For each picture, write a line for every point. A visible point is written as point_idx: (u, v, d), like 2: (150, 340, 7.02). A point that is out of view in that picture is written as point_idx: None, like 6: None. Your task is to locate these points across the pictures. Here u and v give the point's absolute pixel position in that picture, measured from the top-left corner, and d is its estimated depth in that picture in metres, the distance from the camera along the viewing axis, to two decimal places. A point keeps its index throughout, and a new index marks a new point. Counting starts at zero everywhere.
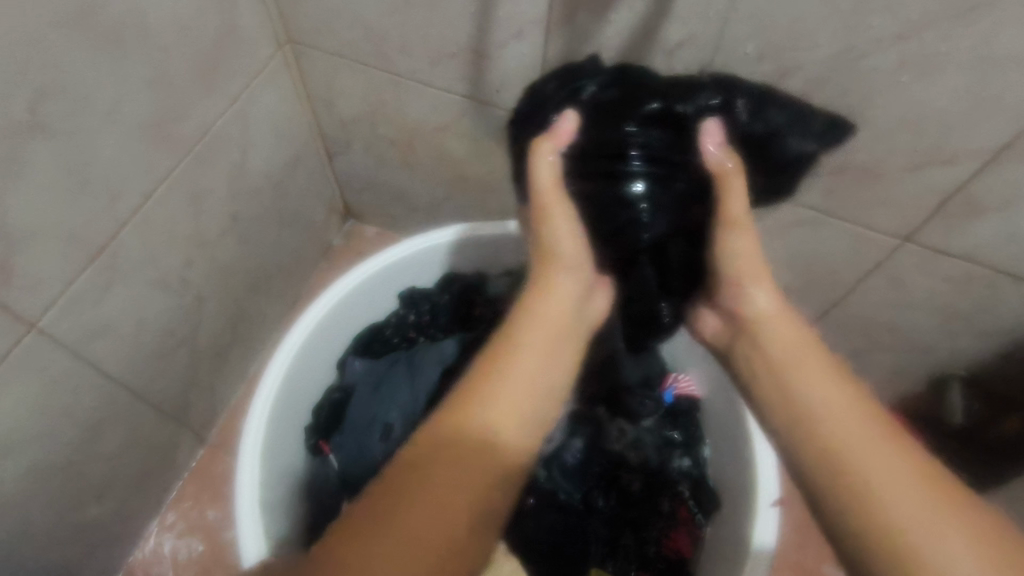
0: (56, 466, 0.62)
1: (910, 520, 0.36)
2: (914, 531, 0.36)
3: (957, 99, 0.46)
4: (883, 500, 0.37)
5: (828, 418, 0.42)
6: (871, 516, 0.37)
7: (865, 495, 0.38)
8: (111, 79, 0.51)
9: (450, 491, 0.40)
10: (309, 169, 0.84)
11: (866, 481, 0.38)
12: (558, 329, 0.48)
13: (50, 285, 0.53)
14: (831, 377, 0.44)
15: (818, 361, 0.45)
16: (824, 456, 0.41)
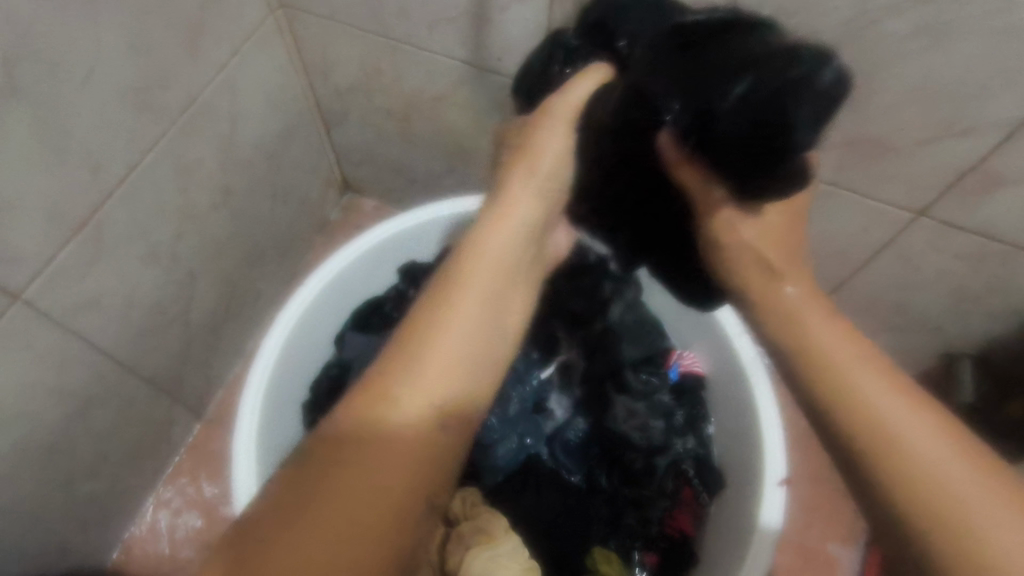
0: (48, 441, 0.61)
1: (961, 506, 0.34)
2: (967, 518, 0.33)
3: (979, 68, 0.44)
4: (938, 486, 0.34)
5: (855, 397, 0.38)
6: (919, 501, 0.35)
7: (913, 481, 0.35)
8: (88, 43, 0.48)
9: (366, 470, 0.38)
10: (305, 141, 0.82)
11: (906, 465, 0.35)
12: (497, 271, 0.47)
13: (33, 259, 0.52)
14: (851, 352, 0.40)
15: (834, 335, 0.41)
16: (862, 437, 0.37)
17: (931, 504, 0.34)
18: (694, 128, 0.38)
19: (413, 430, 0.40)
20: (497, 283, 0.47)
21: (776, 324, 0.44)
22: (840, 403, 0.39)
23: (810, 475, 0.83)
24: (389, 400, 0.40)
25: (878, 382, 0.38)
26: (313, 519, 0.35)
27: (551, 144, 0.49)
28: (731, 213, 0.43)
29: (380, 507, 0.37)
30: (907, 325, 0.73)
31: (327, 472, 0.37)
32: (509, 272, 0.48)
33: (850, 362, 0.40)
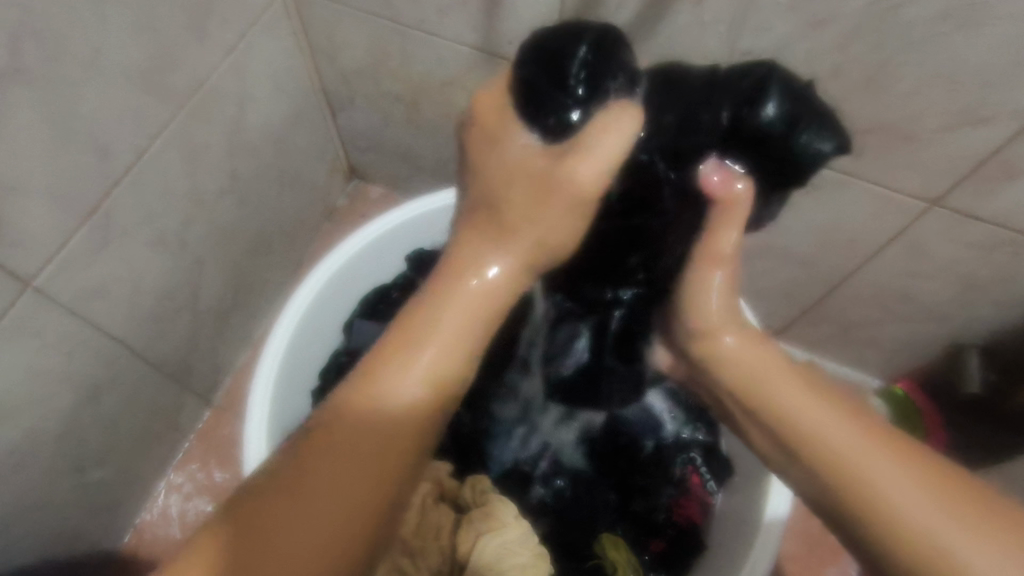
0: (59, 426, 0.62)
1: (922, 544, 0.35)
2: (927, 555, 0.35)
3: (998, 53, 0.44)
4: (899, 525, 0.36)
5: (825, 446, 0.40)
6: (903, 548, 0.36)
7: (885, 522, 0.37)
8: (94, 25, 0.48)
9: (321, 483, 0.38)
10: (312, 126, 0.81)
11: (873, 508, 0.37)
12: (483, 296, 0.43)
13: (44, 244, 0.52)
14: (826, 413, 0.42)
15: (805, 394, 0.43)
16: (842, 499, 0.39)
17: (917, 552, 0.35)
18: (759, 141, 0.44)
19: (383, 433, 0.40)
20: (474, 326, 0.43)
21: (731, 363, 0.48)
22: (819, 463, 0.40)
23: None
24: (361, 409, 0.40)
25: (852, 432, 0.40)
26: (267, 529, 0.37)
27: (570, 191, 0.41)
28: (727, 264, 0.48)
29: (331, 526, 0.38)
30: (918, 317, 0.72)
31: (288, 483, 0.38)
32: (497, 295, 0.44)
33: (819, 421, 0.42)
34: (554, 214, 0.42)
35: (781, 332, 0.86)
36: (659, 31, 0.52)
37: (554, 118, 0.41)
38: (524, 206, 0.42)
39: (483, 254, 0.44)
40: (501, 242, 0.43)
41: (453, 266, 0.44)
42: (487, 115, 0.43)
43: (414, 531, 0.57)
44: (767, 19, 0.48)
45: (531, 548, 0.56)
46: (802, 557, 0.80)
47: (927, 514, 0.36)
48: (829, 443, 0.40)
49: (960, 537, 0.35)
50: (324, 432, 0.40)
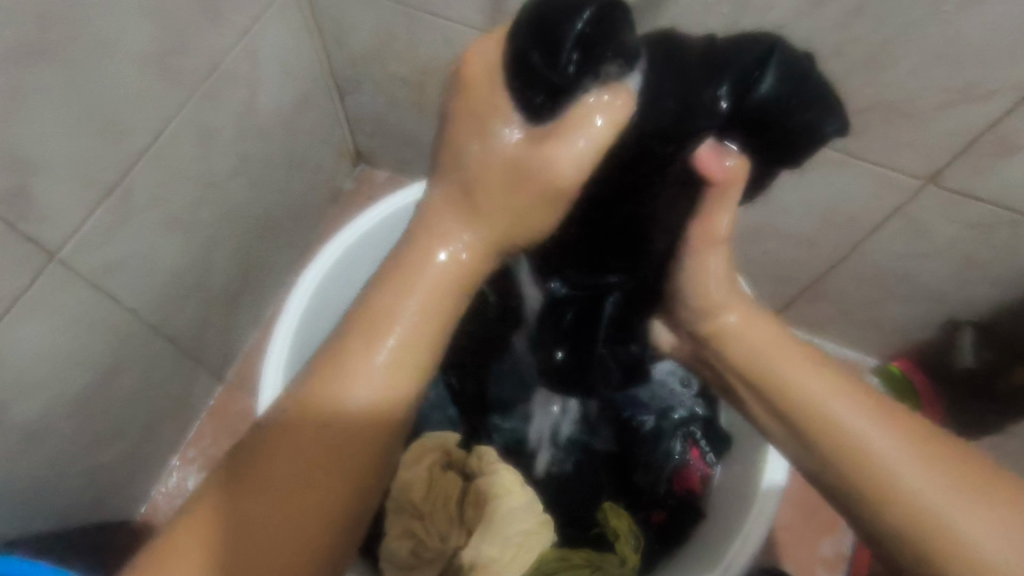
0: (79, 399, 0.63)
1: (927, 517, 0.38)
2: (931, 527, 0.38)
3: (992, 31, 0.45)
4: (906, 500, 0.39)
5: (833, 424, 0.42)
6: (903, 508, 0.39)
7: (891, 496, 0.39)
8: (116, 5, 0.49)
9: (286, 468, 0.41)
10: (320, 110, 0.83)
11: (880, 481, 0.40)
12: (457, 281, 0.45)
13: (67, 219, 0.53)
14: (834, 388, 0.44)
15: (810, 369, 0.45)
16: (849, 474, 0.41)
17: (918, 512, 0.39)
18: (756, 122, 0.45)
19: (352, 428, 0.42)
20: (445, 298, 0.45)
21: (734, 342, 0.50)
22: (821, 433, 0.43)
23: None
24: (331, 399, 0.42)
25: (851, 402, 0.43)
26: (235, 509, 0.40)
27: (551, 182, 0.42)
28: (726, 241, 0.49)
29: (291, 513, 0.40)
30: (914, 296, 0.74)
31: (259, 467, 0.41)
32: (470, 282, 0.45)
33: (826, 396, 0.44)
34: (530, 197, 0.43)
35: (780, 312, 0.87)
36: (662, 13, 0.54)
37: (542, 94, 0.42)
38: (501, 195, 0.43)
39: (451, 228, 0.45)
40: (470, 219, 0.44)
41: (419, 244, 0.45)
42: (476, 80, 0.43)
43: (423, 497, 0.58)
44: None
45: (536, 515, 0.58)
46: (799, 529, 0.82)
47: (924, 476, 0.39)
48: (831, 413, 0.43)
49: (953, 496, 0.38)
50: (293, 419, 0.42)
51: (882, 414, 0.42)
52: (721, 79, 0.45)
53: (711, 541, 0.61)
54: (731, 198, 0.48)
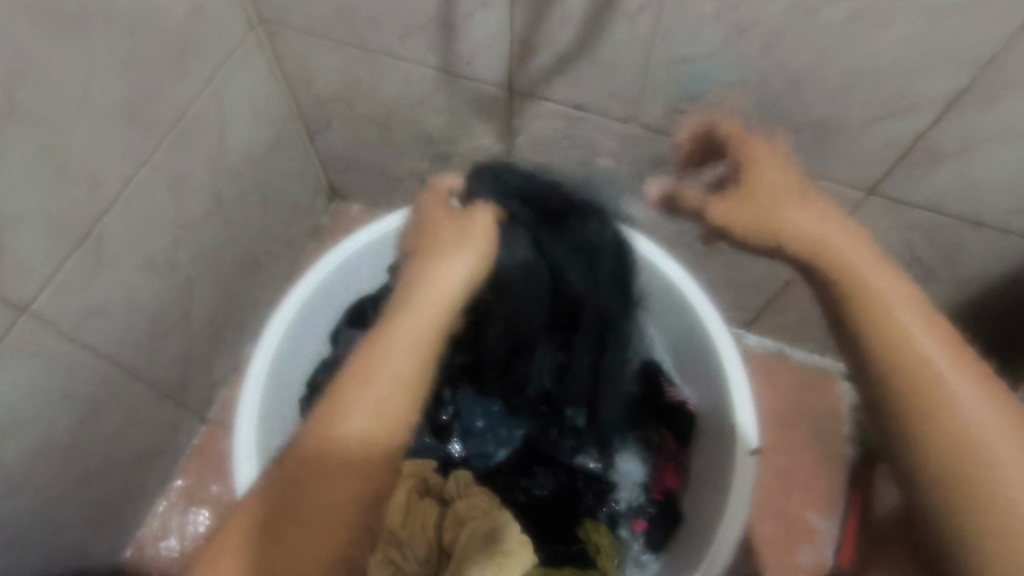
0: (63, 443, 0.65)
1: (931, 384, 0.41)
2: (923, 392, 0.41)
3: (907, 50, 0.48)
4: (926, 383, 0.41)
5: (935, 423, 0.41)
6: (943, 452, 0.40)
7: (929, 431, 0.41)
8: (81, 64, 0.52)
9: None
10: (291, 149, 0.86)
11: (926, 391, 0.41)
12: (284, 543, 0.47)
13: (38, 273, 0.55)
14: (900, 289, 0.44)
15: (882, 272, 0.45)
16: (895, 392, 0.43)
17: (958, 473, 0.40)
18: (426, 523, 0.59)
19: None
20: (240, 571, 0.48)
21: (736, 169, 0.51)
22: (876, 347, 0.43)
23: (790, 447, 0.88)
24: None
25: (923, 325, 0.43)
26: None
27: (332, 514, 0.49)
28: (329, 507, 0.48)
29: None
30: None
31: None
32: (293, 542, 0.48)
33: (884, 279, 0.44)
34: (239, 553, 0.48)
35: (750, 323, 0.90)
36: (603, 42, 0.55)
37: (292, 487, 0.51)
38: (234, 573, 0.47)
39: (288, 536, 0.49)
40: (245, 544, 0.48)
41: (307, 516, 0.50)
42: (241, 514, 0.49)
43: (400, 523, 0.61)
44: (695, 28, 0.51)
45: (514, 535, 0.55)
46: (781, 539, 0.84)
47: (931, 373, 0.41)
48: (882, 328, 0.43)
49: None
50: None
51: (983, 399, 0.41)
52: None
53: (692, 555, 0.61)
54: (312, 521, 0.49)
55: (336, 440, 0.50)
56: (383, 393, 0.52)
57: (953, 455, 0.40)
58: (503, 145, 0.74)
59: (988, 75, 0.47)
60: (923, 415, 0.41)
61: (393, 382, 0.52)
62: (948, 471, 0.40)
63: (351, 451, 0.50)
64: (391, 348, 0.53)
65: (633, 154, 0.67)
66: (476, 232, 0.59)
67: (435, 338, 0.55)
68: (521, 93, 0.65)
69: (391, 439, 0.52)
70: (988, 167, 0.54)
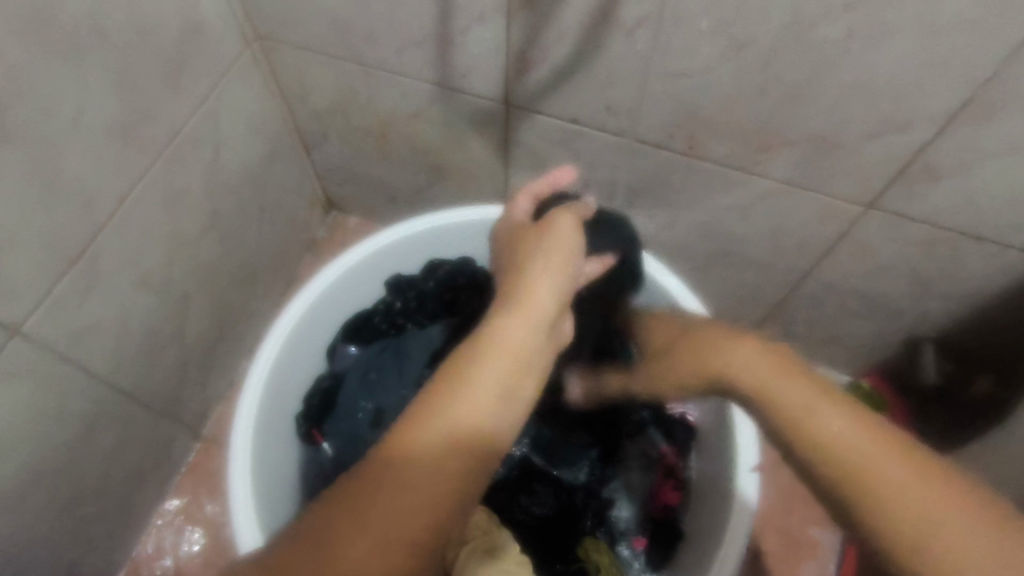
0: (55, 464, 0.64)
1: (848, 467, 0.38)
2: (842, 475, 0.38)
3: (905, 66, 0.47)
4: (837, 456, 0.38)
5: (861, 494, 0.37)
6: (880, 537, 0.36)
7: (862, 503, 0.37)
8: (73, 82, 0.51)
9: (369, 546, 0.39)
10: (288, 163, 0.85)
11: (833, 467, 0.38)
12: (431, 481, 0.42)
13: (30, 293, 0.54)
14: (795, 387, 0.44)
15: (793, 379, 0.45)
16: (824, 476, 0.39)
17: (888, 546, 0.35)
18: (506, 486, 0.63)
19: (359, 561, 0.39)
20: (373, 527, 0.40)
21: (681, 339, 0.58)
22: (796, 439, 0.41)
23: (790, 462, 0.87)
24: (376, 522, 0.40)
25: (841, 415, 0.40)
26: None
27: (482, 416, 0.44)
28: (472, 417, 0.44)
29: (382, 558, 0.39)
30: (871, 310, 0.76)
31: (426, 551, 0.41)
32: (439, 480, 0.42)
33: (789, 386, 0.44)
34: (374, 503, 0.41)
35: None
36: (599, 58, 0.55)
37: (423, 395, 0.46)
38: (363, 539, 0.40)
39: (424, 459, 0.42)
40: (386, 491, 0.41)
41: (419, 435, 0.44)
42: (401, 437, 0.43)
43: None
44: (692, 44, 0.51)
45: (511, 556, 0.56)
46: (782, 555, 0.83)
47: (856, 456, 0.38)
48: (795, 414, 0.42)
49: (985, 562, 0.33)
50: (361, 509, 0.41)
51: (880, 457, 0.38)
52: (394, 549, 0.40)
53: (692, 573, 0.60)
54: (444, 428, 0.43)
55: (405, 447, 0.42)
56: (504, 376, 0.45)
57: (896, 529, 0.35)
58: (500, 159, 0.74)
59: (987, 92, 0.47)
60: (849, 493, 0.37)
61: (494, 398, 0.45)
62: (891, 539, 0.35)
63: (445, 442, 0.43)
64: (491, 357, 0.45)
65: (630, 168, 0.66)
66: (564, 233, 0.54)
67: (547, 346, 0.49)
68: (518, 108, 0.64)
69: (478, 426, 0.44)
70: (988, 184, 0.54)
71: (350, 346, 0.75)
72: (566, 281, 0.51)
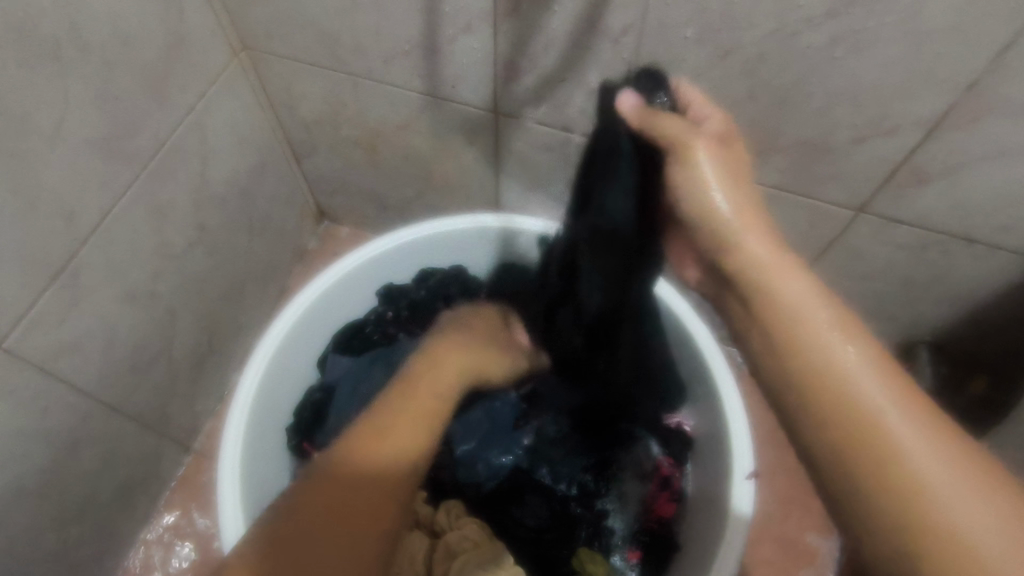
0: (41, 481, 0.63)
1: (862, 423, 0.36)
2: (852, 429, 0.37)
3: (891, 72, 0.47)
4: (850, 406, 0.37)
5: (869, 445, 0.36)
6: (873, 490, 0.35)
7: (869, 463, 0.36)
8: (55, 96, 0.51)
9: (336, 515, 0.44)
10: (277, 174, 0.85)
11: (840, 411, 0.37)
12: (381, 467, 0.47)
13: (11, 309, 0.54)
14: (816, 299, 0.41)
15: (811, 287, 0.42)
16: (827, 426, 0.38)
17: (884, 501, 0.35)
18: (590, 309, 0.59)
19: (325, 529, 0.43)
20: (333, 497, 0.45)
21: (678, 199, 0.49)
22: (810, 396, 0.39)
23: (787, 469, 0.87)
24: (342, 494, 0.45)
25: (859, 358, 0.38)
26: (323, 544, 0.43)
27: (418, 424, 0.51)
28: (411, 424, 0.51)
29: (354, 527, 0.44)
30: (865, 315, 0.76)
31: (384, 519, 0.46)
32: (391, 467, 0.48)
33: (798, 295, 0.41)
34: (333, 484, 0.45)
35: None
36: (586, 67, 0.55)
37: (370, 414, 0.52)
38: (328, 509, 0.44)
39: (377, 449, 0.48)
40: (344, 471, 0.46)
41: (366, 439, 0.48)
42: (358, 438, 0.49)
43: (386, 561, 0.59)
44: (679, 51, 0.51)
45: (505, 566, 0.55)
46: (779, 563, 0.82)
47: (870, 420, 0.36)
48: (816, 362, 0.39)
49: (992, 531, 0.32)
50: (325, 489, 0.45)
51: (903, 406, 0.36)
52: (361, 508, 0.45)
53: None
54: (390, 432, 0.49)
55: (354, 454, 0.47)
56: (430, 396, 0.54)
57: (887, 486, 0.35)
58: (490, 168, 0.73)
59: (972, 97, 0.47)
60: (857, 448, 0.36)
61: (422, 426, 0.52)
62: (893, 518, 0.34)
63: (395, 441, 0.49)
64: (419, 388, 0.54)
65: None
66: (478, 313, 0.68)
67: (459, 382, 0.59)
68: (506, 116, 0.64)
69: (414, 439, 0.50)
70: (977, 188, 0.54)
71: (342, 355, 0.73)
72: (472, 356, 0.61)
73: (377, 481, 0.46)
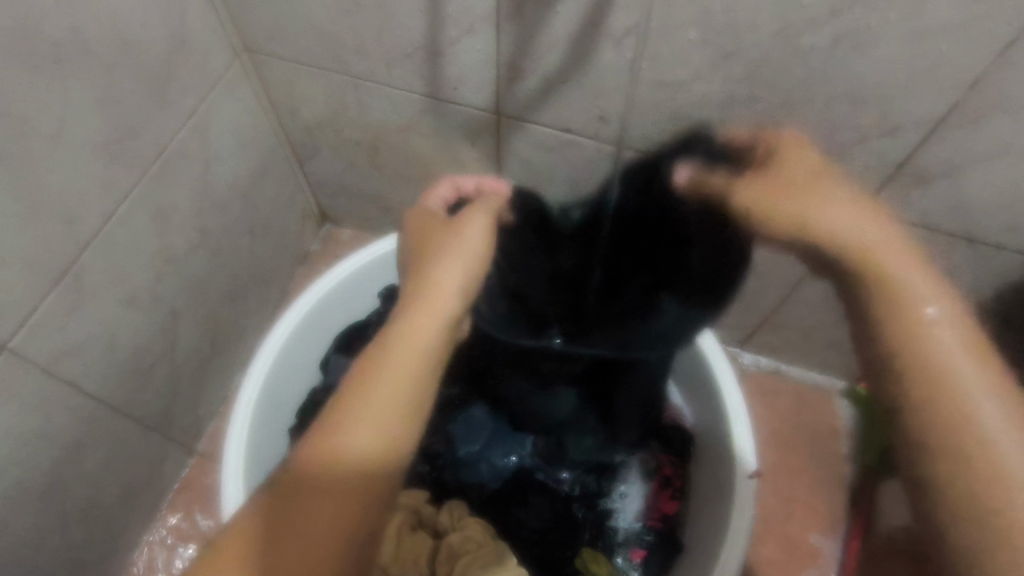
0: (44, 484, 0.63)
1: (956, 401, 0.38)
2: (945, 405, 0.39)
3: (894, 72, 0.47)
4: (947, 383, 0.39)
5: (961, 420, 0.38)
6: (946, 465, 0.38)
7: (946, 437, 0.38)
8: (58, 99, 0.51)
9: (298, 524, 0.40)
10: (280, 176, 0.85)
11: (932, 384, 0.39)
12: (335, 463, 0.41)
13: (14, 312, 0.54)
14: (926, 282, 0.41)
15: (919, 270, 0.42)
16: (918, 389, 0.40)
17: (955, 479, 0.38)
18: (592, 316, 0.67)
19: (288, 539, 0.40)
20: (293, 503, 0.40)
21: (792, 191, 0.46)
22: (904, 370, 0.40)
23: (791, 469, 0.87)
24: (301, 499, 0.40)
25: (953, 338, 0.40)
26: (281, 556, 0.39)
27: (383, 390, 0.42)
28: (374, 399, 0.42)
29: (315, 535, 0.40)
30: None
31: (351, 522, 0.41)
32: (349, 462, 0.41)
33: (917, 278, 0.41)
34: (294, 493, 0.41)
35: (746, 341, 0.89)
36: (588, 69, 0.55)
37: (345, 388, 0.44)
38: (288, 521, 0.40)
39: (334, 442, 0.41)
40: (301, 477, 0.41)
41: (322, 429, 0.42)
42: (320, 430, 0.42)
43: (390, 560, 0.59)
44: (681, 53, 0.51)
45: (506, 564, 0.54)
46: (782, 562, 0.82)
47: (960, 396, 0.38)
48: (911, 334, 0.40)
49: None
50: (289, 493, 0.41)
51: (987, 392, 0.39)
52: (318, 515, 0.40)
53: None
54: (344, 420, 0.41)
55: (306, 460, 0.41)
56: (401, 364, 0.43)
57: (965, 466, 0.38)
58: (493, 170, 0.73)
59: (975, 96, 0.47)
60: (943, 422, 0.39)
61: (392, 401, 0.42)
62: (960, 493, 0.38)
63: (351, 426, 0.41)
64: (391, 350, 0.44)
65: None
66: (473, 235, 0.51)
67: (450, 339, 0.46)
68: (509, 118, 0.64)
69: (375, 419, 0.42)
70: (980, 187, 0.54)
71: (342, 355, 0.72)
72: (474, 260, 0.49)
73: (333, 482, 0.40)
